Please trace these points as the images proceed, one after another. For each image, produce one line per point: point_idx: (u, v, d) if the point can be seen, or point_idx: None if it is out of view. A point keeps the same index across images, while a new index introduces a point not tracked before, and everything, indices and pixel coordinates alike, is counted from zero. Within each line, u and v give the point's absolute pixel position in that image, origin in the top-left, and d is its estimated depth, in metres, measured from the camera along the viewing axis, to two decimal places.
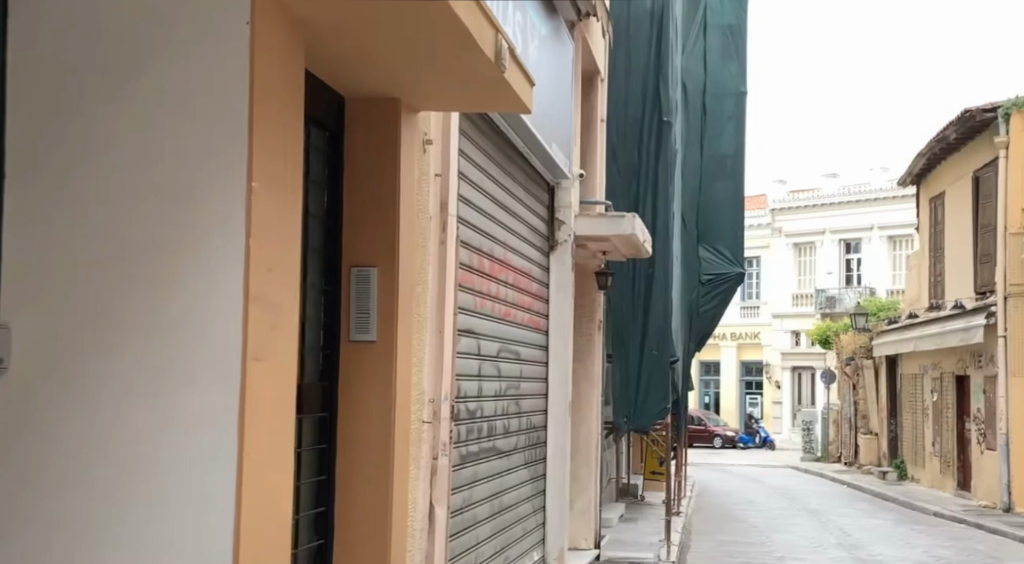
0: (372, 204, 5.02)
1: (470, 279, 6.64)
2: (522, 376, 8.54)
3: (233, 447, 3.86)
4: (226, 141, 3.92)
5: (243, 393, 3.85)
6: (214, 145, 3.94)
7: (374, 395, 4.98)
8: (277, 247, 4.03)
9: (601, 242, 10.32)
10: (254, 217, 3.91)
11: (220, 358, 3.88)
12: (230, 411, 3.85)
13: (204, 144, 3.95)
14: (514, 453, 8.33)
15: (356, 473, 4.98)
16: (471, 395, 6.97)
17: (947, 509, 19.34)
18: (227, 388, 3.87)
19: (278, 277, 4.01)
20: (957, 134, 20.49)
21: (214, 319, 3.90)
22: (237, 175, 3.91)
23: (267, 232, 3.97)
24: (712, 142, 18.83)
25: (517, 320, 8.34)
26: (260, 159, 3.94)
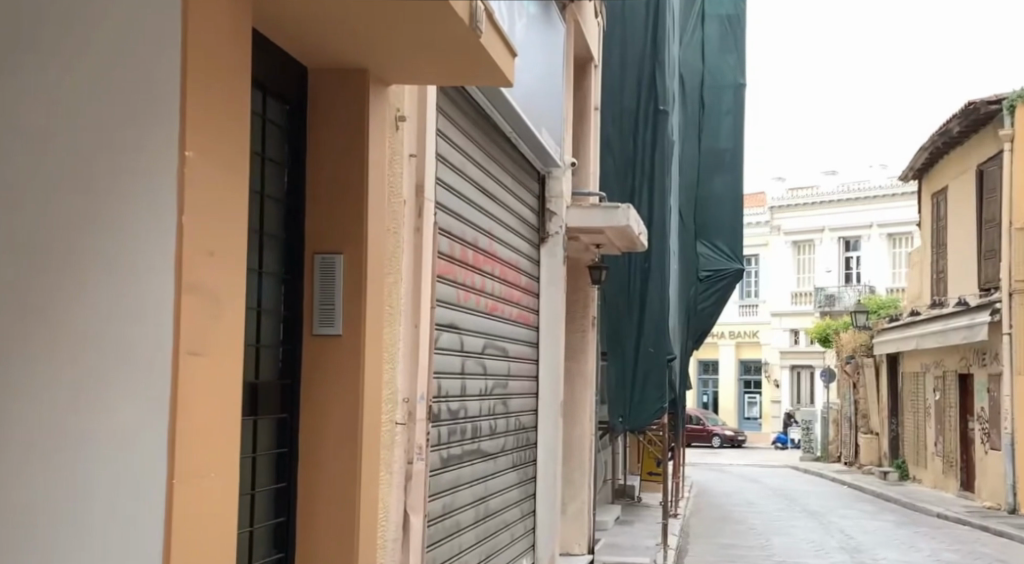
0: (337, 185, 4.58)
1: (449, 270, 6.23)
2: (510, 374, 8.11)
3: (163, 454, 3.37)
4: (158, 108, 3.44)
5: (174, 392, 3.37)
6: (144, 116, 3.46)
7: (340, 396, 4.54)
8: (218, 228, 3.55)
9: (594, 235, 9.89)
10: (188, 193, 3.43)
11: (149, 353, 3.40)
12: (160, 412, 3.37)
13: (133, 111, 3.47)
14: (502, 456, 7.90)
15: (319, 480, 4.54)
16: (453, 394, 6.56)
17: (950, 510, 18.92)
18: (157, 386, 3.38)
19: (219, 263, 3.53)
20: (960, 127, 20.07)
21: (143, 307, 3.41)
22: (168, 146, 3.43)
23: (204, 211, 3.49)
24: (711, 134, 18.40)
25: (504, 315, 7.93)
26: (195, 128, 3.46)
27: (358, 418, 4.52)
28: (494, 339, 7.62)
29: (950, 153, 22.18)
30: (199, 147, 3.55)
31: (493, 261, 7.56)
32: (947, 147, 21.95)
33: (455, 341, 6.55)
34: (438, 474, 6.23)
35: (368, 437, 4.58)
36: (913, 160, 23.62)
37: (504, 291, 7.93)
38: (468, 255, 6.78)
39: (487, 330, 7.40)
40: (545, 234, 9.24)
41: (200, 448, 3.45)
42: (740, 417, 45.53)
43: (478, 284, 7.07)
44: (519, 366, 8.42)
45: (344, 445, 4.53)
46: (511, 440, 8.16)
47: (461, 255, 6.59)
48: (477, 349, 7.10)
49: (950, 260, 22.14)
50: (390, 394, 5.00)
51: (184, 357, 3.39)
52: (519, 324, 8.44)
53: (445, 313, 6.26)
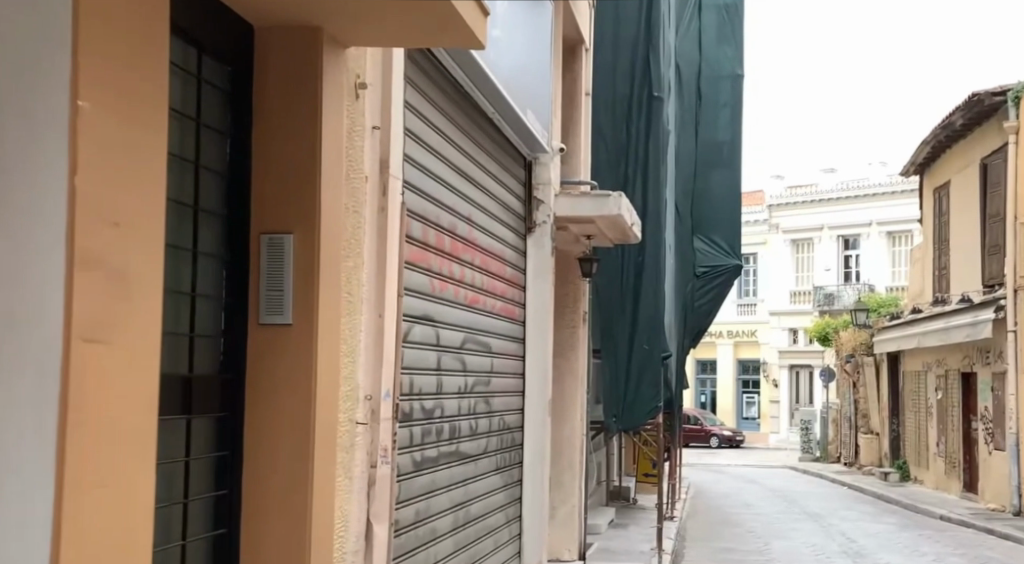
0: (287, 157, 4.10)
1: (420, 258, 5.79)
2: (493, 371, 7.63)
3: (52, 456, 2.81)
4: (45, 45, 2.87)
5: (65, 384, 2.81)
6: (24, 55, 2.88)
7: (290, 392, 4.06)
8: (122, 191, 3.00)
9: (584, 225, 9.41)
10: (82, 147, 2.87)
11: (34, 337, 2.83)
12: (48, 406, 2.81)
13: (16, 51, 2.90)
14: (484, 458, 7.43)
15: (267, 486, 4.05)
16: (428, 391, 6.09)
17: (953, 512, 18.44)
18: (44, 377, 2.82)
19: (126, 234, 3.00)
20: (964, 119, 19.61)
21: (27, 280, 2.84)
22: (59, 93, 2.87)
23: (104, 170, 2.94)
24: (709, 126, 17.93)
25: (486, 308, 7.46)
26: (93, 72, 2.91)
27: (309, 417, 4.04)
28: (476, 334, 7.15)
29: (953, 147, 21.72)
30: (97, 98, 2.92)
31: (474, 249, 7.09)
32: (949, 141, 21.49)
33: (430, 335, 6.08)
34: (409, 478, 5.75)
35: (321, 439, 4.10)
36: (915, 155, 23.17)
37: (486, 282, 7.46)
38: (445, 243, 6.34)
39: (468, 324, 6.92)
40: (533, 224, 8.76)
41: (110, 452, 2.94)
42: (739, 417, 45.06)
43: (456, 275, 6.61)
44: (503, 362, 7.96)
45: (294, 448, 4.05)
46: (494, 441, 7.67)
47: (437, 242, 6.15)
48: (455, 343, 6.63)
49: (953, 256, 21.68)
50: (350, 390, 4.52)
51: (78, 343, 2.84)
52: (504, 318, 7.98)
53: (416, 304, 5.80)
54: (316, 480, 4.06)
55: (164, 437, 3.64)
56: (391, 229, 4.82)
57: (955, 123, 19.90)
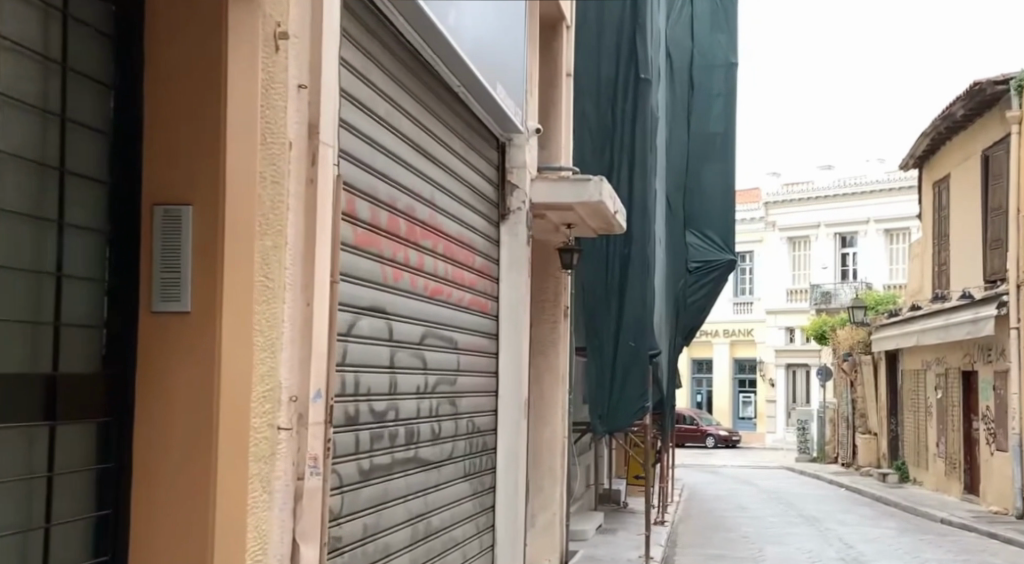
0: (186, 115, 3.49)
1: (368, 241, 5.22)
2: (459, 369, 7.00)
3: None
4: None
5: None
6: None
7: (189, 390, 3.46)
8: None
9: (564, 213, 8.75)
10: None
11: None
12: None
13: None
14: (450, 464, 6.80)
15: (160, 503, 3.45)
16: (380, 392, 5.48)
17: (954, 515, 17.84)
18: None
19: None
20: (964, 110, 19.02)
21: None
22: None
23: None
24: (701, 116, 17.24)
25: (452, 299, 6.83)
26: None
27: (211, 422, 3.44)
28: (438, 328, 6.52)
29: (953, 139, 21.09)
30: None
31: (436, 237, 6.48)
32: (950, 133, 20.86)
33: (381, 329, 5.49)
34: (355, 489, 5.14)
35: (228, 446, 3.48)
36: (914, 147, 22.53)
37: (452, 271, 6.86)
38: (400, 226, 5.76)
39: (428, 317, 6.31)
40: (506, 210, 8.13)
41: None
42: (735, 417, 44.40)
43: (412, 263, 6.00)
44: (472, 360, 7.34)
45: (194, 456, 3.45)
46: (461, 445, 7.06)
47: (390, 224, 5.57)
48: (412, 340, 6.00)
49: (952, 252, 21.06)
50: (270, 389, 3.92)
51: None
52: (473, 311, 7.38)
53: (363, 292, 5.19)
54: (221, 496, 3.45)
55: (22, 445, 3.06)
56: (322, 204, 4.20)
57: (955, 114, 19.30)
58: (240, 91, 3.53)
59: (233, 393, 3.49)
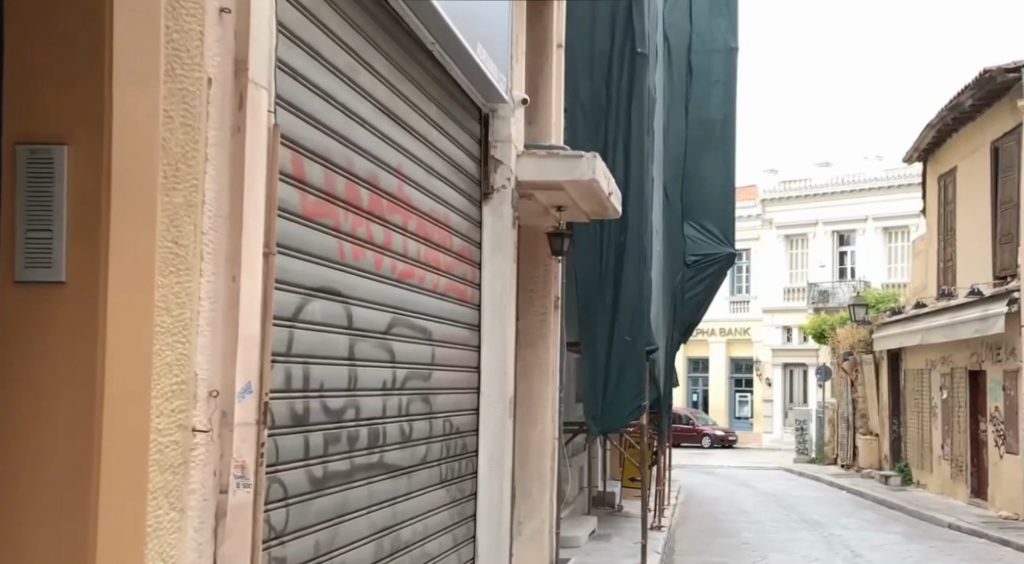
0: (59, 47, 2.97)
1: (322, 211, 4.55)
2: (434, 362, 6.28)
3: None
4: None
5: None
6: None
7: (67, 365, 2.94)
8: None
9: (554, 193, 7.99)
10: None
11: None
12: None
13: None
14: (422, 469, 6.07)
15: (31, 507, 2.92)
16: (337, 388, 4.76)
17: (963, 521, 17.13)
18: None
19: None
20: (973, 99, 18.26)
21: None
22: None
23: None
24: (699, 104, 16.53)
25: (425, 284, 6.12)
26: None
27: (94, 406, 2.93)
28: (409, 318, 5.79)
29: (960, 131, 20.38)
30: None
31: (406, 213, 5.78)
32: (957, 124, 20.14)
33: (339, 315, 4.77)
34: (307, 500, 4.43)
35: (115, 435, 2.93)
36: (918, 140, 21.82)
37: (425, 252, 6.16)
38: (362, 197, 5.06)
39: (396, 306, 5.57)
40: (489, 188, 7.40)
41: None
42: (731, 417, 43.47)
43: (377, 242, 5.29)
44: (449, 356, 6.60)
45: (72, 441, 2.93)
46: (437, 448, 6.34)
47: (350, 194, 4.88)
48: (376, 329, 5.27)
49: (958, 248, 20.38)
50: (182, 383, 3.16)
51: None
52: (450, 298, 6.67)
53: (314, 270, 4.48)
54: (105, 496, 2.92)
55: None
56: (252, 158, 3.46)
57: (964, 104, 18.56)
58: (131, 13, 2.99)
59: (121, 372, 2.94)
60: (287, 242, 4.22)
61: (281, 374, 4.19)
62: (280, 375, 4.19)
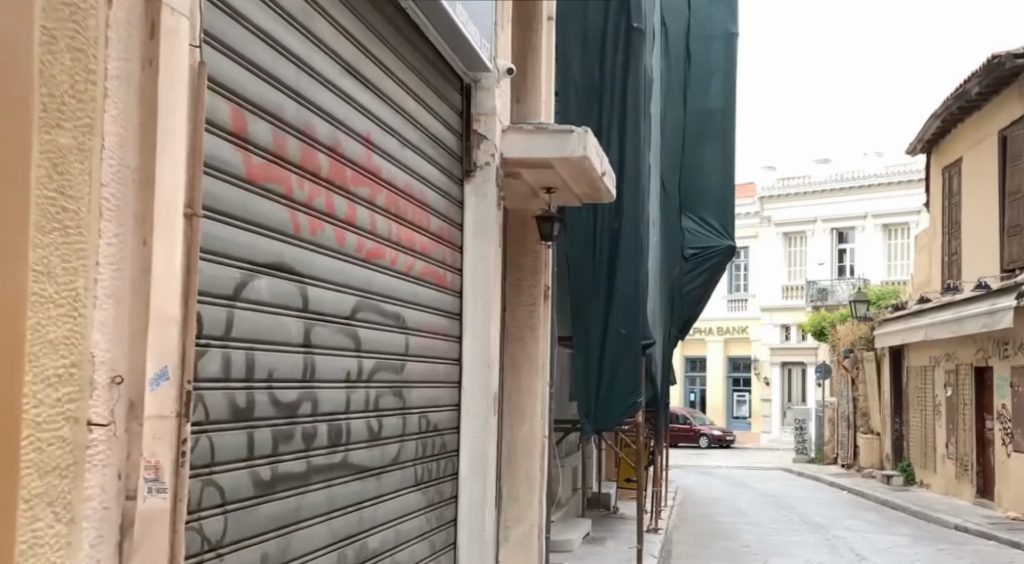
0: None
1: (268, 175, 3.98)
2: (407, 353, 5.71)
3: None
4: None
5: None
6: None
7: None
8: None
9: (542, 172, 7.38)
10: None
11: None
12: None
13: None
14: (394, 470, 5.52)
15: None
16: (290, 380, 4.19)
17: (970, 522, 16.59)
18: None
19: None
20: (980, 87, 17.71)
21: None
22: None
23: None
24: (698, 92, 15.96)
25: (396, 267, 5.55)
26: None
27: None
28: (376, 302, 5.22)
29: (966, 121, 19.82)
30: None
31: (376, 186, 5.20)
32: (962, 114, 19.57)
33: (291, 296, 4.20)
34: (253, 506, 3.88)
35: None
36: (922, 131, 21.24)
37: (398, 231, 5.58)
38: (321, 164, 4.49)
39: (362, 288, 5.00)
40: (472, 165, 6.82)
41: None
42: (729, 416, 42.80)
43: (339, 215, 4.72)
44: (425, 345, 6.02)
45: None
46: (411, 446, 5.77)
47: (304, 157, 4.31)
48: (338, 314, 4.70)
49: (964, 242, 19.82)
50: (74, 365, 2.63)
51: None
52: (428, 282, 6.10)
53: (258, 241, 3.90)
54: None
55: None
56: (169, 97, 2.89)
57: (970, 92, 18.00)
58: None
59: None
60: (219, 209, 3.63)
61: (218, 362, 3.63)
62: (218, 362, 3.62)
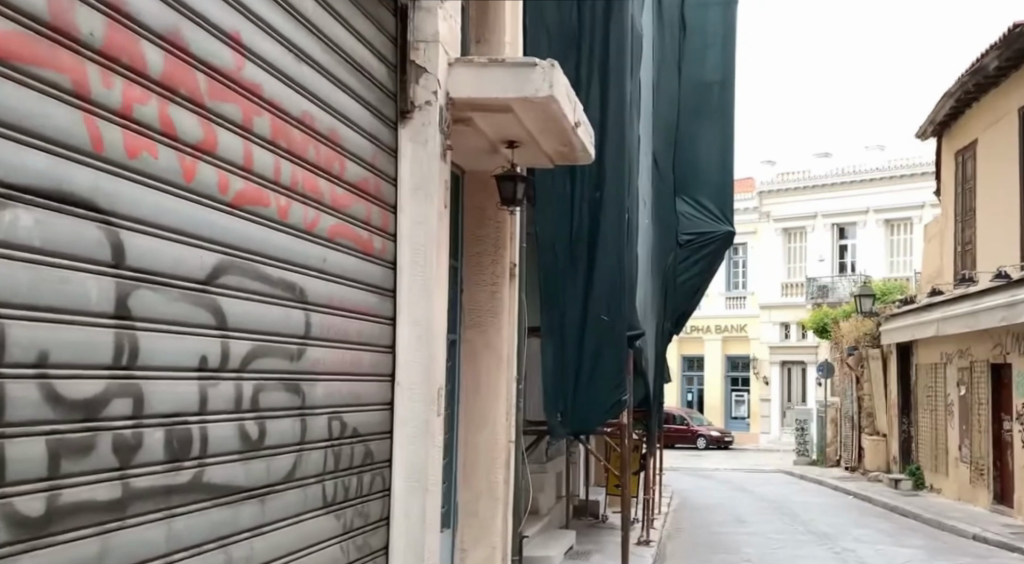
0: None
1: (32, 55, 2.68)
2: (309, 337, 4.36)
3: None
4: None
5: None
6: None
7: None
8: None
9: (501, 119, 6.02)
10: None
11: None
12: None
13: None
14: (291, 491, 4.19)
15: None
16: (87, 366, 2.88)
17: (989, 532, 15.29)
18: None
19: None
20: (999, 61, 16.45)
21: None
22: None
23: None
24: (694, 65, 14.63)
25: (293, 222, 4.18)
26: None
27: None
28: (255, 264, 3.86)
29: (981, 101, 18.55)
30: None
31: (254, 108, 3.82)
32: (979, 92, 18.29)
33: (89, 241, 2.87)
34: (7, 557, 2.61)
35: None
36: (934, 113, 19.94)
37: (294, 174, 4.20)
38: (150, 60, 3.13)
39: (227, 245, 3.63)
40: (408, 107, 5.48)
41: None
42: (727, 416, 41.35)
43: (186, 140, 3.34)
44: (338, 327, 4.67)
45: None
46: (317, 454, 4.45)
47: (113, 42, 2.94)
48: (189, 281, 3.38)
49: (978, 230, 18.55)
50: None
51: None
52: (343, 246, 4.72)
53: (1, 147, 2.59)
54: None
55: None
56: None
57: (989, 66, 16.72)
58: None
59: None
60: None
61: None
62: None
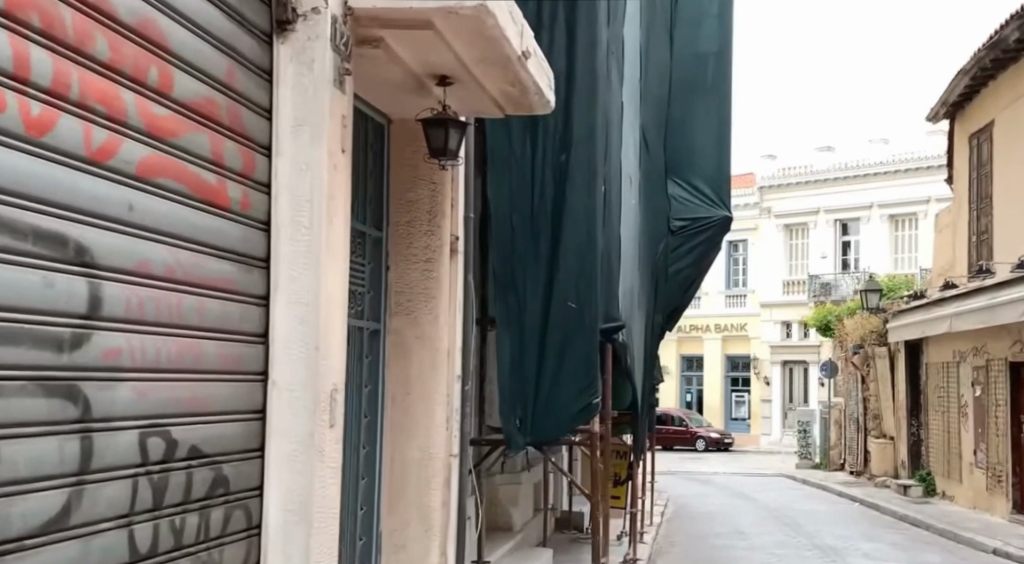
0: None
1: None
2: (98, 317, 2.97)
3: None
4: None
5: None
6: None
7: None
8: None
9: (424, 40, 4.64)
10: None
11: None
12: None
13: None
14: (62, 543, 2.82)
15: None
16: None
17: (1010, 547, 13.91)
18: None
19: None
20: (1020, 32, 15.08)
21: None
22: None
23: None
24: (687, 36, 13.24)
25: (60, 145, 2.80)
26: None
27: None
28: None
29: (999, 78, 17.16)
30: None
31: None
32: (996, 69, 16.90)
33: None
34: None
35: None
36: (947, 94, 18.57)
37: (61, 70, 2.79)
38: None
39: None
40: (287, 18, 4.10)
41: None
42: (727, 418, 39.86)
43: None
44: (161, 308, 3.28)
45: None
46: (124, 489, 3.08)
47: None
48: None
49: (995, 218, 17.16)
50: None
51: None
52: (164, 190, 3.30)
53: None
54: None
55: None
56: None
57: (1009, 38, 15.36)
58: None
59: None
60: None
61: None
62: None
